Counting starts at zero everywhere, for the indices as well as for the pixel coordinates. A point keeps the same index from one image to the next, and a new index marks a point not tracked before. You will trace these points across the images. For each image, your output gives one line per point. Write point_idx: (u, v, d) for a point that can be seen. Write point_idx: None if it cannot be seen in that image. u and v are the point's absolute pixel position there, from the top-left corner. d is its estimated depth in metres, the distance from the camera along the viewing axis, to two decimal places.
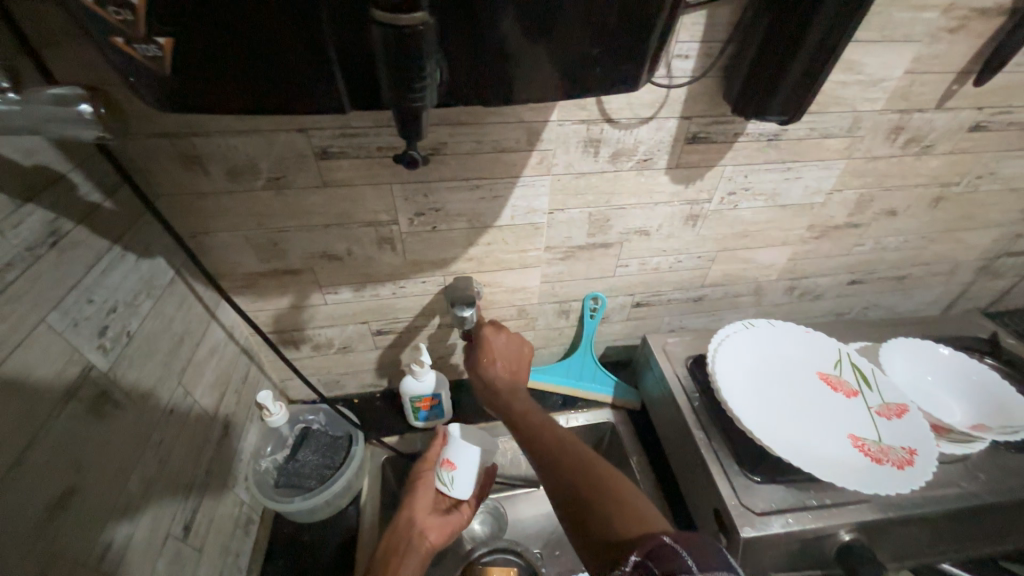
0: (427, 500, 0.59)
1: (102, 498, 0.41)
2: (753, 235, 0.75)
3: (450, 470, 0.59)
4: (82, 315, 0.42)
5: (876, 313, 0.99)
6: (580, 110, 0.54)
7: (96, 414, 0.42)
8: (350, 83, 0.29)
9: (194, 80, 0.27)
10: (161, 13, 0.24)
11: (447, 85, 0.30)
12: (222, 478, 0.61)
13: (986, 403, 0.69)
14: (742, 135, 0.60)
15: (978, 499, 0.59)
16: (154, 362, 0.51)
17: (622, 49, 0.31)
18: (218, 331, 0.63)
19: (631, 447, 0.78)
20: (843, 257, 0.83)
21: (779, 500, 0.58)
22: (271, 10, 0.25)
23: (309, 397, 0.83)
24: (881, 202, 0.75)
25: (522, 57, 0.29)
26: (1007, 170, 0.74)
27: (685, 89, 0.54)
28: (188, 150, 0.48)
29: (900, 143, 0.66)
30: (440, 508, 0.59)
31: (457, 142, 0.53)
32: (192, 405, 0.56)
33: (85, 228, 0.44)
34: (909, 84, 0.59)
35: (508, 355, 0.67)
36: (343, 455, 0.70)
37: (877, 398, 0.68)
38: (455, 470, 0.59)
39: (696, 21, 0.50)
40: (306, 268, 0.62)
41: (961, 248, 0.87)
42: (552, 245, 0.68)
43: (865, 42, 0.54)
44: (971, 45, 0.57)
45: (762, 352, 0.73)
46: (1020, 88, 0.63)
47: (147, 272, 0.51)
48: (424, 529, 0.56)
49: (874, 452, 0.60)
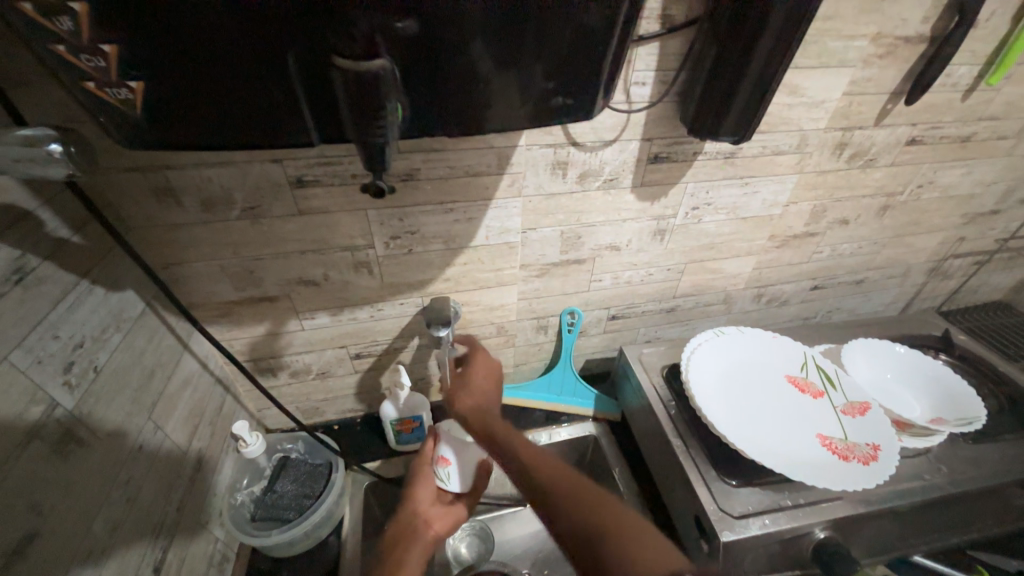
0: (428, 487, 0.61)
1: (65, 542, 0.40)
2: (719, 247, 0.78)
3: (446, 465, 0.61)
4: (46, 352, 0.41)
5: (840, 315, 1.04)
6: (546, 135, 0.56)
7: (60, 454, 0.41)
8: (319, 119, 0.30)
9: (164, 122, 0.29)
10: (133, 60, 0.25)
11: (410, 121, 0.32)
12: (195, 515, 0.59)
13: (940, 396, 0.74)
14: (700, 154, 0.64)
15: (942, 490, 0.61)
16: (124, 397, 0.50)
17: (578, 81, 0.33)
18: (191, 362, 0.62)
19: (614, 460, 0.78)
20: (804, 265, 0.88)
21: (755, 502, 0.59)
22: (240, 56, 0.26)
23: (288, 427, 0.81)
24: (834, 212, 0.80)
25: (483, 91, 0.31)
26: (944, 180, 0.80)
27: (644, 113, 0.58)
28: (160, 183, 0.49)
29: (845, 157, 0.71)
30: (444, 500, 0.61)
31: (430, 167, 0.55)
32: (162, 440, 0.55)
33: (51, 263, 0.43)
34: (848, 105, 0.64)
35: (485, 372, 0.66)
36: (323, 483, 0.69)
37: (841, 397, 0.71)
38: (448, 465, 0.60)
39: (650, 52, 0.53)
40: (283, 295, 0.62)
41: (911, 252, 0.93)
42: (527, 263, 0.70)
43: (806, 68, 0.59)
44: (899, 69, 0.63)
45: (732, 357, 0.76)
46: (947, 106, 0.69)
47: (117, 305, 0.51)
48: (429, 518, 0.58)
49: (841, 450, 0.63)
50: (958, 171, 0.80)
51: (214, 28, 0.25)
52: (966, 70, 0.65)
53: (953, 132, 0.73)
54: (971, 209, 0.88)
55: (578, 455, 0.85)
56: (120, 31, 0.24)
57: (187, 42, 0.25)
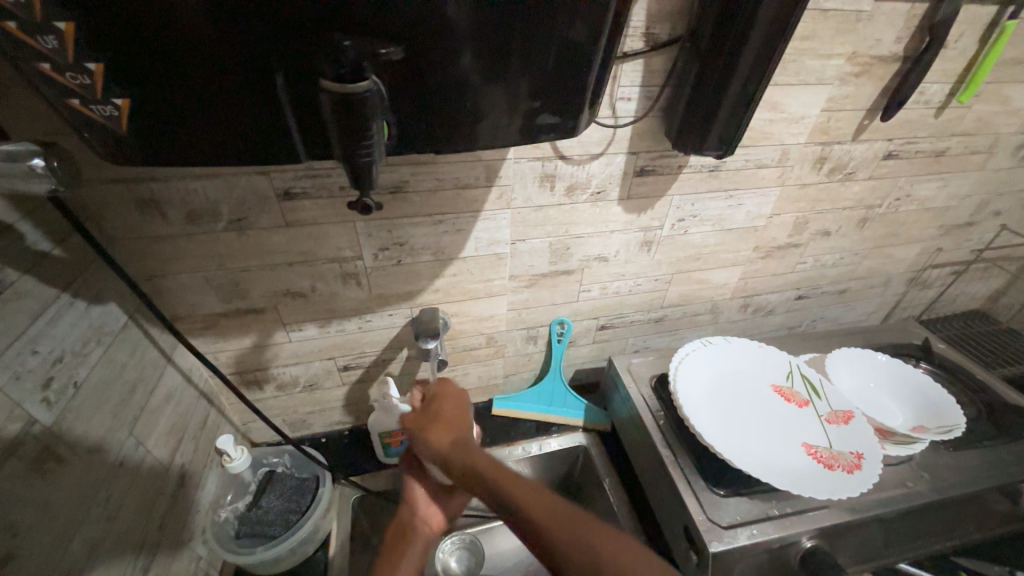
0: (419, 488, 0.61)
1: (41, 563, 0.39)
2: (705, 257, 0.80)
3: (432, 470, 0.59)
4: (25, 368, 0.41)
5: (825, 324, 1.06)
6: (534, 149, 0.57)
7: (38, 472, 0.40)
8: (306, 136, 0.30)
9: (147, 138, 0.28)
10: (119, 78, 0.26)
11: (396, 138, 0.32)
12: (175, 533, 0.57)
13: (921, 404, 0.75)
14: (686, 167, 0.65)
15: (924, 497, 0.62)
16: (103, 413, 0.49)
17: (564, 99, 0.34)
18: (175, 376, 0.61)
19: (604, 471, 0.79)
20: (788, 275, 0.89)
21: (743, 512, 0.60)
22: (227, 74, 0.26)
23: (274, 440, 0.80)
24: (816, 224, 0.82)
25: (470, 109, 0.32)
26: (920, 193, 0.83)
27: (630, 128, 0.59)
28: (145, 195, 0.48)
29: (825, 171, 0.73)
30: (439, 493, 0.61)
31: (419, 180, 0.55)
32: (143, 456, 0.53)
33: (31, 277, 0.42)
34: (827, 120, 0.67)
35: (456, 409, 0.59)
36: (310, 497, 0.67)
37: (826, 406, 0.72)
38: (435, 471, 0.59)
39: (635, 68, 0.54)
40: (270, 307, 0.62)
41: (891, 262, 0.96)
42: (517, 274, 0.71)
43: (786, 86, 0.61)
44: (875, 87, 0.65)
45: (719, 368, 0.76)
46: (921, 122, 0.72)
47: (98, 318, 0.50)
48: (426, 518, 0.59)
49: (826, 459, 0.64)
50: (934, 185, 0.82)
51: (202, 47, 0.25)
52: (938, 88, 0.68)
53: (928, 147, 0.76)
54: (948, 221, 0.91)
55: (567, 465, 0.84)
56: (106, 50, 0.24)
57: (174, 61, 0.25)
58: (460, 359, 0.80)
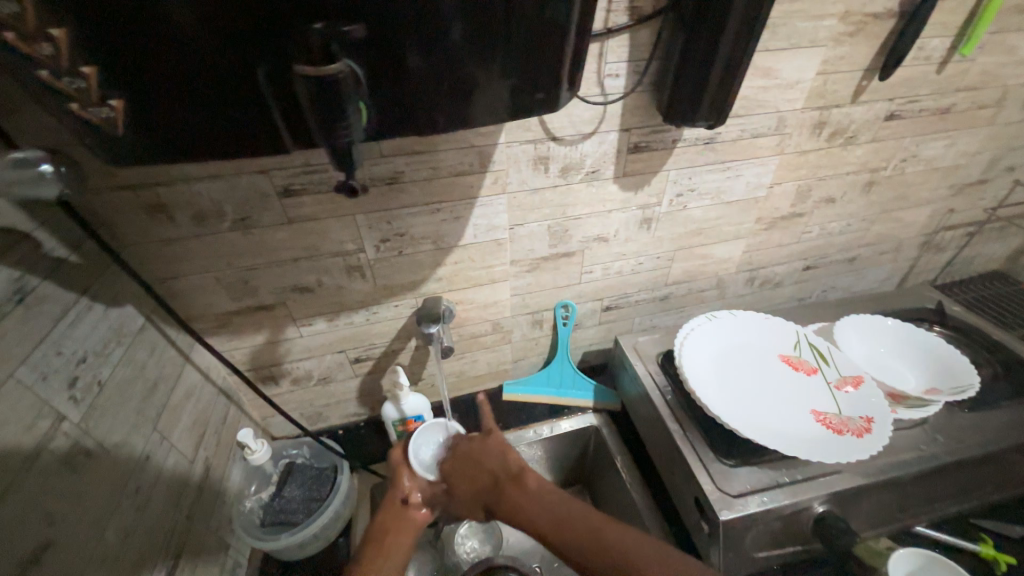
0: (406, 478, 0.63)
1: (81, 548, 0.41)
2: (707, 232, 0.79)
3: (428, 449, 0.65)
4: (51, 368, 0.43)
5: (836, 294, 1.04)
6: (526, 132, 0.57)
7: (69, 466, 0.42)
8: (291, 126, 0.31)
9: (145, 138, 0.30)
10: (112, 80, 0.27)
11: (377, 122, 0.33)
12: (204, 523, 0.60)
13: (935, 368, 0.74)
14: (680, 141, 0.65)
15: (938, 460, 0.62)
16: (127, 410, 0.51)
17: (542, 75, 0.34)
18: (193, 374, 0.63)
19: (615, 448, 0.79)
20: (794, 245, 0.88)
21: (754, 481, 0.60)
22: (210, 67, 0.27)
23: (293, 433, 0.83)
24: (820, 191, 0.80)
25: (449, 90, 0.32)
26: (927, 152, 0.81)
27: (620, 104, 0.59)
28: (153, 200, 0.50)
29: (825, 136, 0.72)
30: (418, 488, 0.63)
31: (414, 170, 0.56)
32: (168, 450, 0.56)
33: (51, 282, 0.45)
34: (823, 84, 0.65)
35: (470, 459, 0.64)
36: (329, 486, 0.70)
37: (835, 373, 0.72)
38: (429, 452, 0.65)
39: (621, 44, 0.54)
40: (279, 302, 0.64)
41: (901, 227, 0.94)
42: (517, 258, 0.71)
43: (778, 51, 0.60)
44: (871, 45, 0.63)
45: (726, 341, 0.76)
46: (923, 79, 0.70)
47: (117, 320, 0.52)
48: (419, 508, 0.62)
49: (835, 424, 0.64)
50: (941, 143, 0.80)
51: (183, 42, 0.26)
52: (939, 42, 0.66)
53: (932, 104, 0.74)
54: (958, 180, 0.88)
55: (580, 446, 0.85)
56: (98, 53, 0.26)
57: (161, 57, 0.26)
58: (468, 346, 0.82)
